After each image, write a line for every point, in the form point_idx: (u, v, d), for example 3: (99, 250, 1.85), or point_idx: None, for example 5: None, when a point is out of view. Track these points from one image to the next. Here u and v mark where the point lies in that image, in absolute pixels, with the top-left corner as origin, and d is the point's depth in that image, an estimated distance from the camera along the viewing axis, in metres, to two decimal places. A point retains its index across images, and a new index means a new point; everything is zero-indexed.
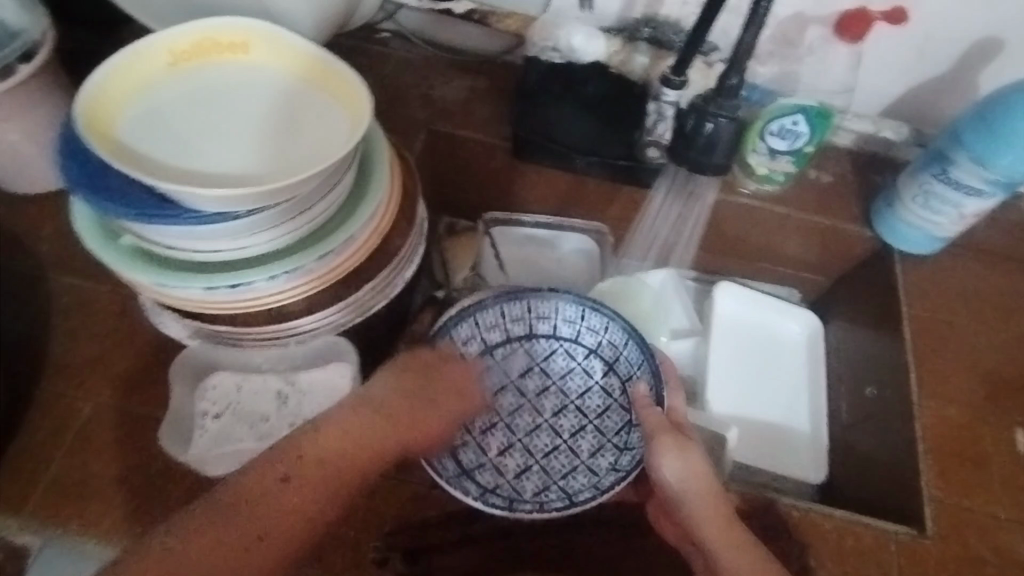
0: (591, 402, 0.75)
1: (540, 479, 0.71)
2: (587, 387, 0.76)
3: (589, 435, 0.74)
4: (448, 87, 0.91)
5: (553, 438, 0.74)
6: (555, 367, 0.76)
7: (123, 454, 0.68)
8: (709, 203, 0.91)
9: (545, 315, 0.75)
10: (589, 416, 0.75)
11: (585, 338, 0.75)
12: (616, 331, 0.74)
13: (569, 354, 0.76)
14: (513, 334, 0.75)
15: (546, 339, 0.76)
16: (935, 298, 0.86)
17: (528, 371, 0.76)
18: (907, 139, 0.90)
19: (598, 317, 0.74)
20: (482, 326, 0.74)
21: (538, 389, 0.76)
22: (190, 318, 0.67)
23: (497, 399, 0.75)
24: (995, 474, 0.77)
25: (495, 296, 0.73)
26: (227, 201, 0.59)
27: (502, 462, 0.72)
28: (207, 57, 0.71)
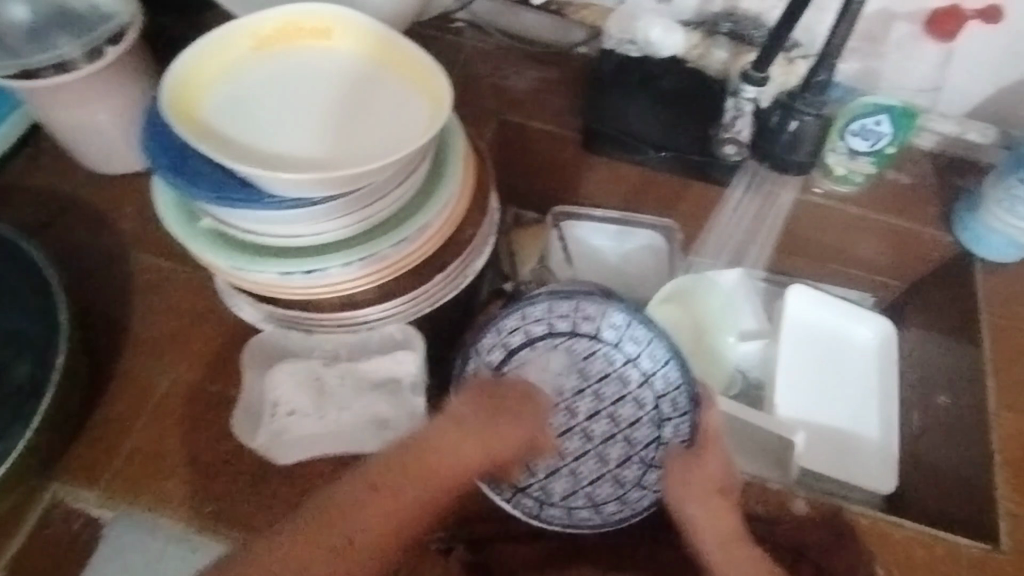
0: (625, 411, 0.73)
1: (568, 482, 0.71)
2: (622, 395, 0.73)
3: (618, 444, 0.72)
4: (520, 77, 0.89)
5: (584, 443, 0.72)
6: (593, 369, 0.73)
7: (198, 428, 0.72)
8: (789, 203, 0.86)
9: (590, 317, 0.72)
10: (620, 425, 0.73)
11: (626, 346, 0.72)
12: (659, 348, 0.71)
13: (609, 358, 0.73)
14: (558, 331, 0.73)
15: (588, 340, 0.73)
16: (1019, 307, 0.81)
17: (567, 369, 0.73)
18: (994, 141, 0.84)
19: (643, 329, 0.72)
20: (529, 318, 0.72)
21: (573, 390, 0.73)
22: (265, 301, 0.71)
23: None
24: None
25: (547, 290, 0.72)
26: (307, 188, 0.62)
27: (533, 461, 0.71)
28: (289, 41, 0.71)
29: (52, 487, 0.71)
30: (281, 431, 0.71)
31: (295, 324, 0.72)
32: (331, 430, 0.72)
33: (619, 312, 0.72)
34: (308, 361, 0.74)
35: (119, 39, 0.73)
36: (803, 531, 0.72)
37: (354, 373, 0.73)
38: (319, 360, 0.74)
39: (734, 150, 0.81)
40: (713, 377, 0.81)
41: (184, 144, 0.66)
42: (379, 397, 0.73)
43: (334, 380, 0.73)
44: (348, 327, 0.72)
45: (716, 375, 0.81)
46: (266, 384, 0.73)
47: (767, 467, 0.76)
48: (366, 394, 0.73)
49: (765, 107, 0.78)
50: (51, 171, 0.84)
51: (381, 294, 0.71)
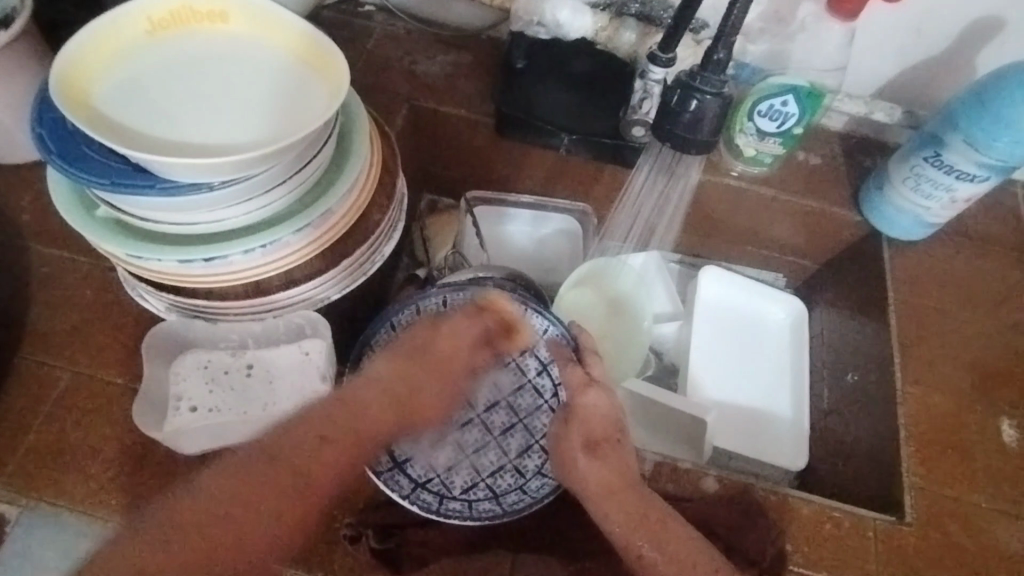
0: (523, 401, 0.74)
1: (469, 475, 0.71)
2: (520, 385, 0.74)
3: (518, 434, 0.73)
4: (431, 62, 0.89)
5: (483, 435, 0.73)
6: None
7: (99, 422, 0.71)
8: (694, 181, 0.88)
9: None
10: (519, 414, 0.74)
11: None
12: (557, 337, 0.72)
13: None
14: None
15: None
16: (925, 284, 0.84)
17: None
18: (899, 121, 0.87)
19: (540, 319, 0.72)
20: (424, 312, 0.73)
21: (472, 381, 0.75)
22: (168, 291, 0.69)
23: None
24: (978, 462, 0.75)
25: (440, 284, 0.73)
26: (200, 171, 0.60)
27: (433, 455, 0.72)
28: (185, 26, 0.70)
29: None
30: (184, 421, 0.70)
31: (198, 313, 0.71)
32: (234, 420, 0.71)
33: (515, 300, 0.73)
34: (215, 352, 0.74)
35: (9, 22, 0.71)
36: (714, 509, 0.71)
37: (260, 364, 0.74)
38: (227, 351, 0.75)
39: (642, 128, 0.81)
40: (630, 361, 0.81)
41: (74, 129, 0.64)
42: (289, 384, 0.73)
43: (243, 369, 0.74)
44: (253, 314, 0.71)
45: (630, 358, 0.81)
46: (171, 375, 0.72)
47: (678, 450, 0.77)
48: (275, 382, 0.74)
49: (670, 85, 0.75)
50: None
51: (286, 281, 0.70)
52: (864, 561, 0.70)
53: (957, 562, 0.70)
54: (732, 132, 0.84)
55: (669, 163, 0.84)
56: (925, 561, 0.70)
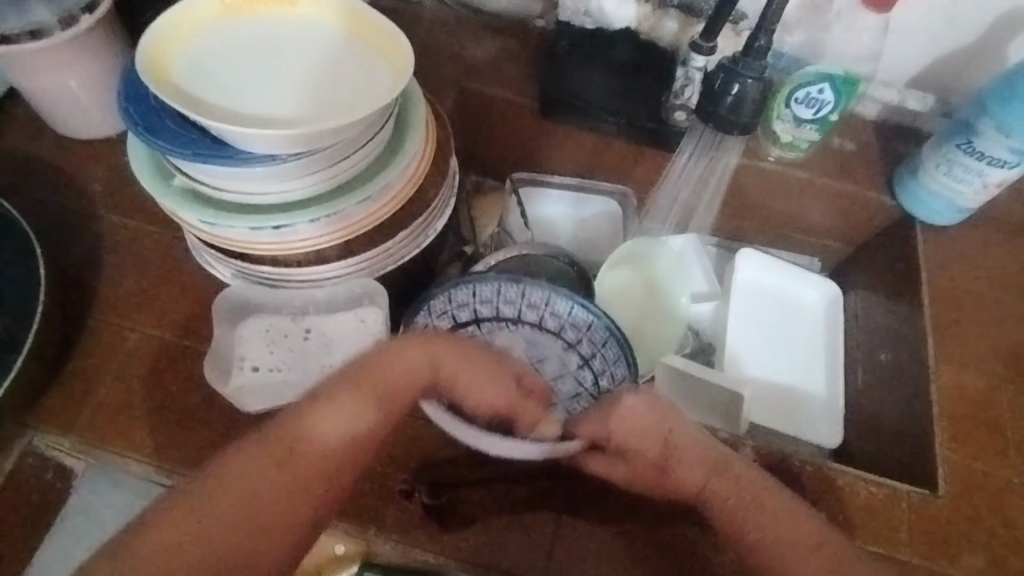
0: (567, 386, 0.75)
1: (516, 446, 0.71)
2: (562, 375, 0.75)
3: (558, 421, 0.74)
4: (478, 48, 0.92)
5: None
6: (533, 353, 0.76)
7: (164, 382, 0.74)
8: (731, 166, 0.90)
9: (529, 297, 0.75)
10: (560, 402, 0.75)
11: (568, 331, 0.75)
12: (600, 330, 0.74)
13: (552, 341, 0.76)
14: (501, 313, 0.76)
15: (530, 325, 0.76)
16: (956, 266, 0.86)
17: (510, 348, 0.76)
18: (932, 109, 0.89)
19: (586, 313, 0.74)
20: (477, 297, 0.75)
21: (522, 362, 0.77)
22: (235, 258, 0.73)
23: None
24: (1009, 438, 0.77)
25: (496, 272, 0.75)
26: (274, 144, 0.64)
27: None
28: (257, 8, 0.74)
29: (29, 435, 0.72)
30: (247, 380, 0.74)
31: (263, 280, 0.75)
32: (294, 380, 0.74)
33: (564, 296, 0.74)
34: (276, 318, 0.78)
35: (93, 7, 0.76)
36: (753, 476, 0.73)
37: (319, 330, 0.77)
38: (288, 316, 0.78)
39: (682, 112, 0.84)
40: (670, 334, 0.84)
41: (157, 104, 0.69)
42: (346, 351, 0.76)
43: (303, 334, 0.77)
44: (312, 283, 0.75)
45: (672, 331, 0.84)
46: (234, 337, 0.76)
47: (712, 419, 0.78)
48: (332, 348, 0.77)
49: (712, 73, 0.81)
50: (25, 138, 0.87)
51: (346, 251, 0.74)
52: (897, 531, 0.72)
53: (989, 534, 0.72)
54: (770, 119, 0.87)
55: (709, 146, 0.88)
56: (957, 532, 0.72)
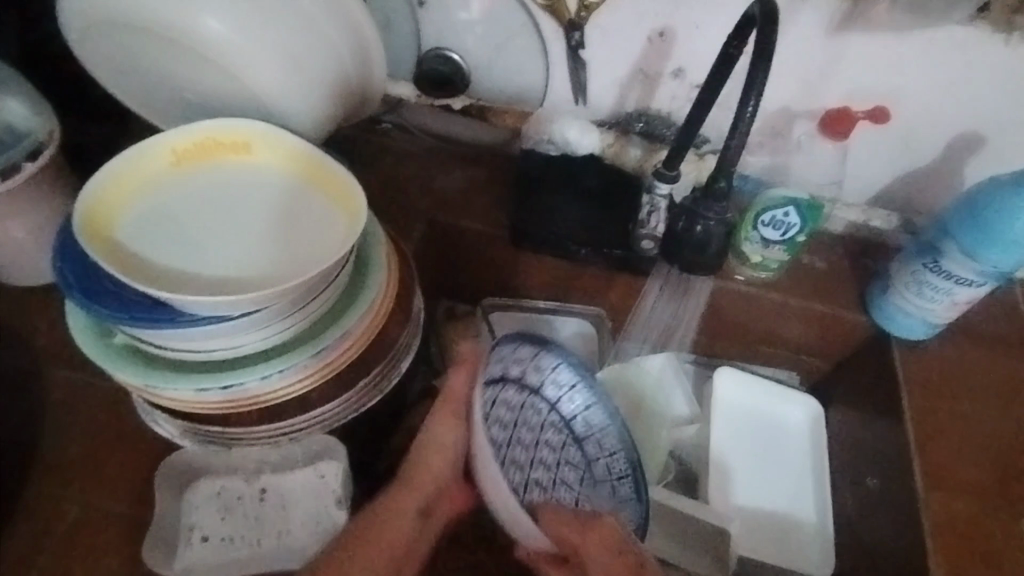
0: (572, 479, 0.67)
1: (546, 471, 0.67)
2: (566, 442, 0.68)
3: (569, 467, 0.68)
4: (447, 176, 0.94)
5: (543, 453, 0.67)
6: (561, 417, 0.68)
7: (108, 556, 0.68)
8: (706, 289, 0.91)
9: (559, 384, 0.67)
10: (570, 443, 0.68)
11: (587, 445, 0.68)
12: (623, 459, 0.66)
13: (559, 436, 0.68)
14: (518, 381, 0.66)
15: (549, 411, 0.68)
16: (938, 384, 0.84)
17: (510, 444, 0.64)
18: (896, 227, 0.90)
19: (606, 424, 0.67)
20: (506, 358, 0.64)
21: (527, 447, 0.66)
22: (182, 417, 0.67)
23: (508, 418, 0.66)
24: (1008, 572, 0.73)
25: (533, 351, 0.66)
26: (217, 306, 0.60)
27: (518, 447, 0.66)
28: (209, 156, 0.71)
29: None
30: (196, 553, 0.67)
31: (213, 440, 0.69)
32: (246, 552, 0.67)
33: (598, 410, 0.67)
34: (227, 479, 0.71)
35: (37, 155, 0.75)
36: None
37: (274, 490, 0.71)
38: (242, 477, 0.71)
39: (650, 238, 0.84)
40: (646, 466, 0.81)
41: (97, 265, 0.65)
42: (303, 514, 0.69)
43: (256, 496, 0.70)
44: (269, 440, 0.69)
45: (650, 465, 0.81)
46: (181, 504, 0.69)
47: (702, 562, 0.75)
48: (288, 510, 0.70)
49: (676, 208, 0.81)
50: None
51: (303, 406, 0.68)
52: None
53: None
54: (738, 240, 0.87)
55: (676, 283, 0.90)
56: None
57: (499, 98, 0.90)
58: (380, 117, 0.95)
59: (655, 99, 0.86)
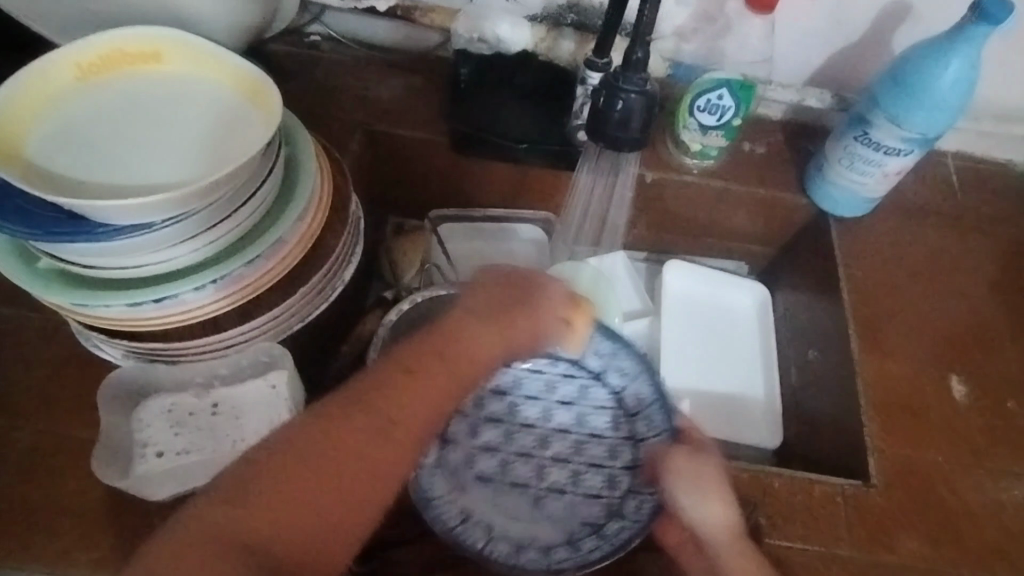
0: (594, 450, 0.77)
1: (555, 477, 0.76)
2: (566, 432, 0.78)
3: (572, 469, 0.76)
4: (382, 86, 0.92)
5: (535, 445, 0.77)
6: (535, 417, 0.78)
7: (60, 481, 0.66)
8: (633, 173, 0.87)
9: None
10: (575, 434, 0.78)
11: (586, 425, 0.78)
12: (628, 361, 0.77)
13: (560, 425, 0.78)
14: (510, 355, 0.78)
15: (535, 408, 0.79)
16: (871, 258, 0.87)
17: (515, 434, 0.77)
18: (831, 105, 0.91)
19: (607, 343, 0.78)
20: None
21: (539, 419, 0.78)
22: (119, 337, 0.66)
23: (497, 435, 0.77)
24: (934, 422, 0.77)
25: None
26: (136, 212, 0.58)
27: (515, 464, 0.76)
28: (117, 70, 0.68)
29: None
30: (151, 468, 0.67)
31: (156, 357, 0.68)
32: (202, 461, 0.68)
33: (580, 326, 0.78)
34: (178, 396, 0.71)
35: None
36: None
37: (226, 403, 0.71)
38: (192, 394, 0.71)
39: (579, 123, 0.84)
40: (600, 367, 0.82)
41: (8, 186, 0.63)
42: (257, 420, 0.71)
43: (209, 409, 0.71)
44: (214, 354, 0.69)
45: None
46: (133, 423, 0.69)
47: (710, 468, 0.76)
48: (241, 420, 0.71)
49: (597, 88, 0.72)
50: None
51: (245, 315, 0.68)
52: (838, 528, 0.70)
53: (924, 521, 0.71)
54: (677, 128, 0.87)
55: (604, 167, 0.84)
56: (893, 521, 0.71)
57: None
58: (306, 29, 0.94)
59: None
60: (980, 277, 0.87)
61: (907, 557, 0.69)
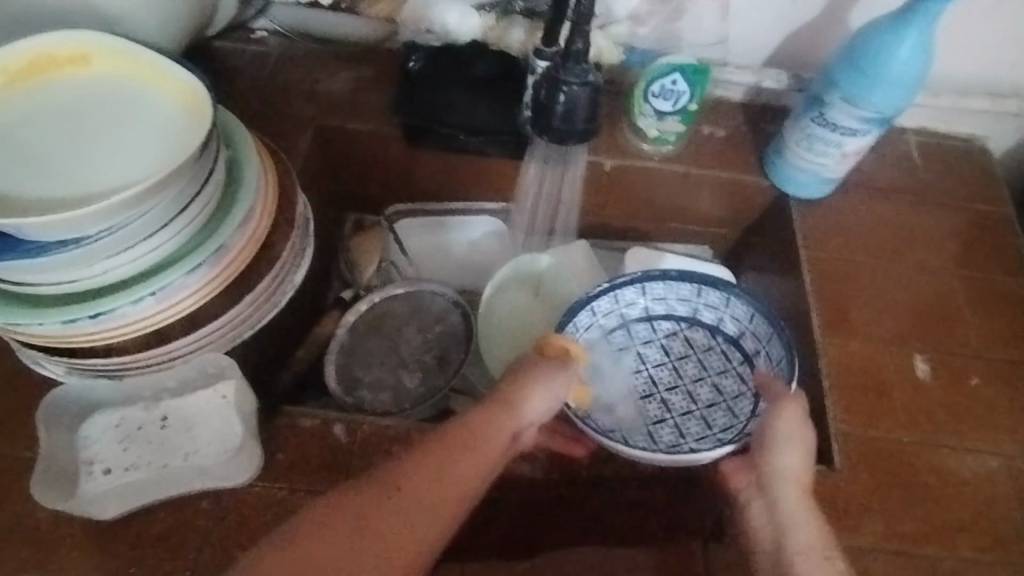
0: (713, 415, 0.76)
1: (672, 413, 0.77)
2: (710, 397, 0.78)
3: (692, 420, 0.77)
4: (331, 80, 0.89)
5: (674, 380, 0.80)
6: (687, 370, 0.80)
7: (10, 502, 0.65)
8: (585, 164, 0.87)
9: (718, 309, 0.79)
10: (706, 399, 0.78)
11: (728, 398, 0.77)
12: (785, 370, 0.73)
13: (703, 385, 0.79)
14: (696, 315, 0.80)
15: (698, 364, 0.80)
16: (833, 238, 0.86)
17: (662, 367, 0.80)
18: (788, 86, 0.89)
19: (779, 347, 0.74)
20: (649, 296, 0.80)
21: (687, 375, 0.80)
22: (61, 353, 0.64)
23: (648, 356, 0.81)
24: (898, 402, 0.77)
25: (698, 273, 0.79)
26: (65, 227, 0.56)
27: (646, 386, 0.79)
28: (42, 77, 0.65)
29: None
30: (99, 486, 0.66)
31: (101, 372, 0.66)
32: (153, 476, 0.67)
33: (763, 322, 0.77)
34: (128, 410, 0.69)
35: None
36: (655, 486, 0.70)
37: (177, 415, 0.69)
38: (141, 407, 0.69)
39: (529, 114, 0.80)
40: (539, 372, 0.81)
41: None
42: (209, 434, 0.69)
43: (159, 423, 0.69)
44: (161, 367, 0.67)
45: None
46: (78, 440, 0.67)
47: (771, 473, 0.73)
48: (192, 433, 0.69)
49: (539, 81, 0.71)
50: None
51: (191, 326, 0.66)
52: None
53: (888, 502, 0.71)
54: (633, 114, 0.86)
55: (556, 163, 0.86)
56: (858, 504, 0.71)
57: None
58: (252, 24, 0.91)
59: None
60: (943, 252, 0.87)
61: (871, 539, 0.69)
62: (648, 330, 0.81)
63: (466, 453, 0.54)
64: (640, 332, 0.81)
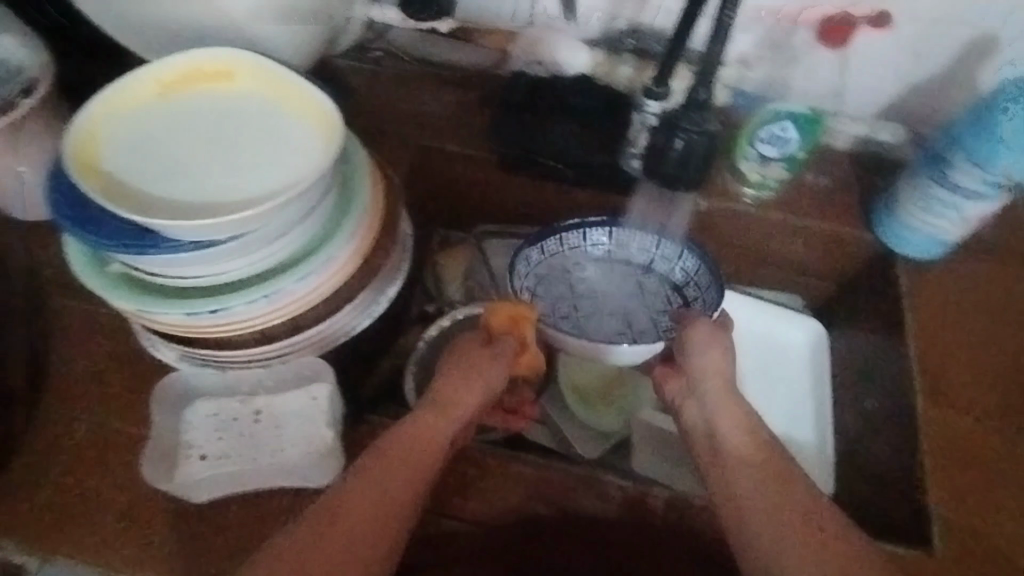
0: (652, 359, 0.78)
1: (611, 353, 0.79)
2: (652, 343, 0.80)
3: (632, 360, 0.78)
4: (439, 103, 0.93)
5: (620, 325, 0.82)
6: (633, 317, 0.82)
7: (113, 475, 0.70)
8: (688, 211, 0.86)
9: (672, 261, 0.82)
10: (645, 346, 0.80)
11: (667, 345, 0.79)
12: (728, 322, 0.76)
13: (646, 332, 0.81)
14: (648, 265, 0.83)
15: (643, 313, 0.82)
16: (941, 302, 0.81)
17: (612, 312, 0.83)
18: (905, 140, 0.86)
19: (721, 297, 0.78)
20: (614, 241, 0.83)
21: (634, 322, 0.82)
22: (178, 341, 0.69)
23: (595, 298, 0.83)
24: (1007, 487, 0.71)
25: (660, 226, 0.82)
26: (200, 231, 0.60)
27: (590, 324, 0.82)
28: (191, 88, 0.72)
29: None
30: (195, 470, 0.70)
31: (208, 362, 0.71)
32: (241, 467, 0.70)
33: (711, 279, 0.79)
34: (224, 401, 0.73)
35: (31, 90, 0.77)
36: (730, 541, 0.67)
37: (269, 411, 0.73)
38: (236, 399, 0.73)
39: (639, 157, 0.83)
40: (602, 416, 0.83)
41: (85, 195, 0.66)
42: (296, 432, 0.72)
43: (251, 416, 0.73)
44: (261, 362, 0.71)
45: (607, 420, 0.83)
46: (181, 424, 0.72)
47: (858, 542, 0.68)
48: (280, 429, 0.72)
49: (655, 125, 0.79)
50: None
51: (292, 328, 0.69)
52: None
53: None
54: (734, 158, 0.85)
55: (655, 208, 0.86)
56: None
57: (483, 20, 0.90)
58: (368, 44, 0.95)
59: (646, 13, 0.85)
60: None
61: None
62: (600, 273, 0.84)
63: (412, 447, 0.61)
64: (590, 273, 0.83)
